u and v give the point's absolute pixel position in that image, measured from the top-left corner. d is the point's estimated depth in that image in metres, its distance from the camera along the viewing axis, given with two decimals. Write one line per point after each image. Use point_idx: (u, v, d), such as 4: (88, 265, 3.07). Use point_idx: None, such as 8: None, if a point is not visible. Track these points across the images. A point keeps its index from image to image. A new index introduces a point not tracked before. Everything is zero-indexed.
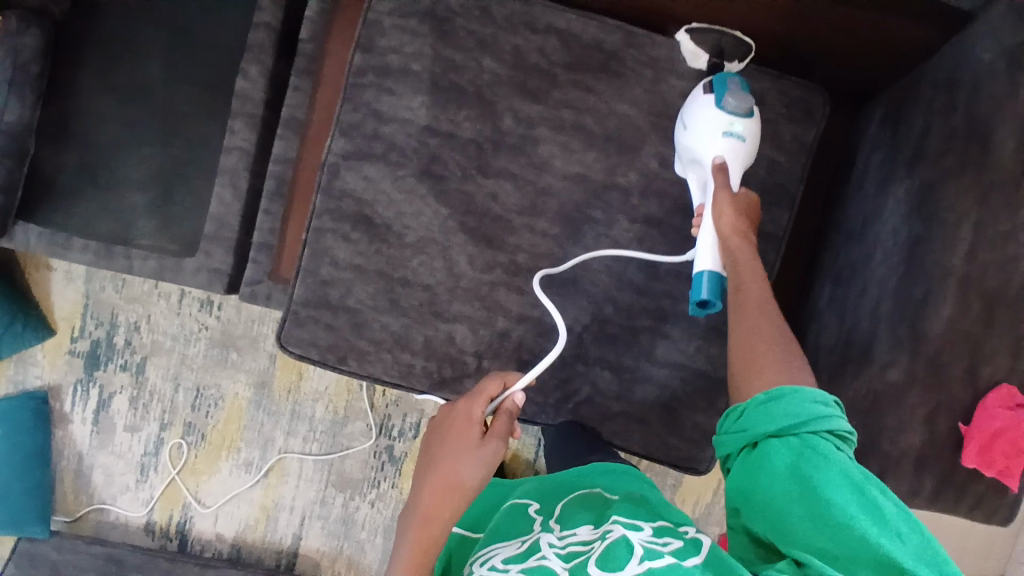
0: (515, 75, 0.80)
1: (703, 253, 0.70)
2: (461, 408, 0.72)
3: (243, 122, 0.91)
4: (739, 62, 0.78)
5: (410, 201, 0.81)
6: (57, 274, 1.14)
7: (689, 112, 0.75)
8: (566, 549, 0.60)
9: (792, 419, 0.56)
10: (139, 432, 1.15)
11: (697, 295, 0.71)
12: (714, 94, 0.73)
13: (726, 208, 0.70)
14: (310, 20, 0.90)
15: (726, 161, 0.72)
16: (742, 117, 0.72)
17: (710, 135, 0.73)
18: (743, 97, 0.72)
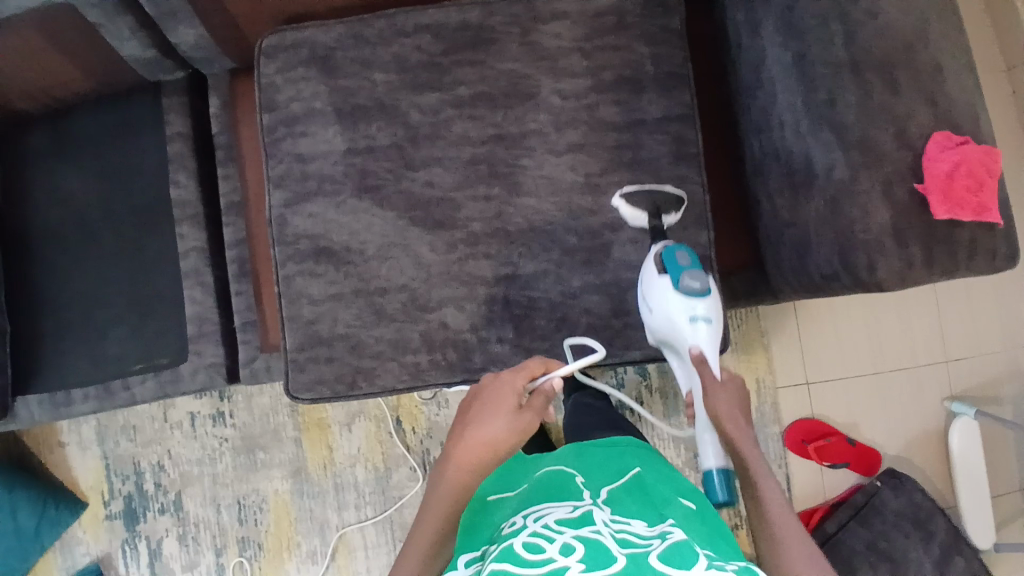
0: (405, 77, 0.87)
1: (705, 453, 0.76)
2: (499, 383, 0.69)
3: (190, 224, 0.97)
4: (676, 212, 0.84)
5: (358, 219, 0.85)
6: (71, 447, 1.15)
7: (651, 294, 0.78)
8: (621, 534, 0.59)
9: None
10: (198, 568, 1.13)
11: (714, 497, 0.76)
12: (667, 275, 0.77)
13: (719, 394, 0.72)
14: (216, 116, 0.98)
15: (702, 347, 0.75)
16: (701, 296, 0.76)
17: (679, 324, 0.76)
18: (696, 275, 0.75)
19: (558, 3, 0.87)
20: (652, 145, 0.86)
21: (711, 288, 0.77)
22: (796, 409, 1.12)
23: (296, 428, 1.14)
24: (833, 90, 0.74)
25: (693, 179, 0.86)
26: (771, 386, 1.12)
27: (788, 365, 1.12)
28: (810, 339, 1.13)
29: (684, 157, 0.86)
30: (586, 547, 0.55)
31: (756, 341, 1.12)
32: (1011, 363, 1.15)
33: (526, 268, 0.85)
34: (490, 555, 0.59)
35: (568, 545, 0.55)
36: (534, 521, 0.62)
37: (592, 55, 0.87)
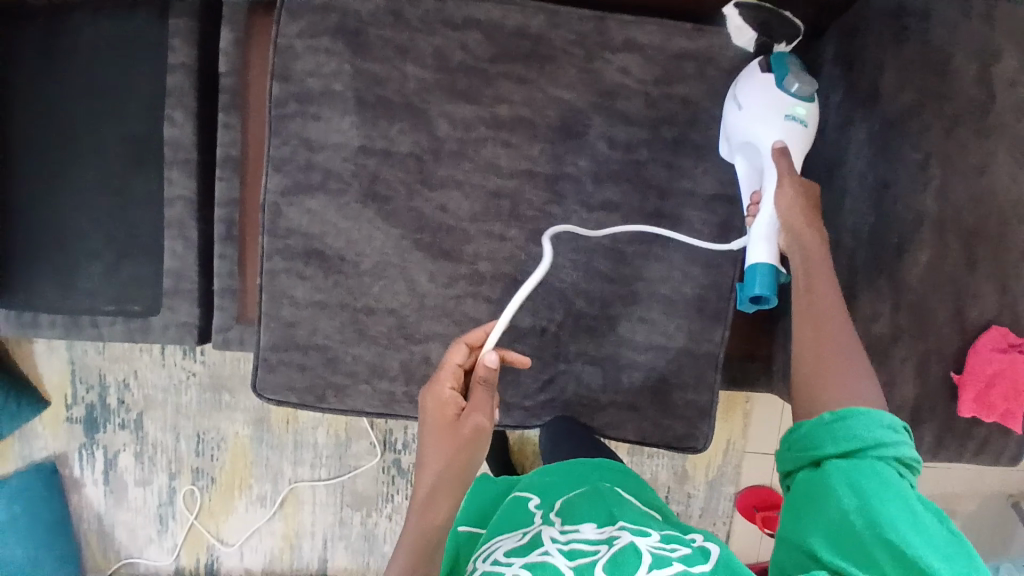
0: (442, 78, 0.76)
1: (757, 245, 0.63)
2: (436, 391, 0.67)
3: (180, 169, 0.88)
4: (787, 46, 0.70)
5: (358, 227, 0.78)
6: (39, 346, 1.14)
7: (743, 91, 0.67)
8: (570, 545, 0.59)
9: (858, 436, 0.49)
10: (151, 485, 1.17)
11: (749, 291, 0.64)
12: (772, 73, 0.66)
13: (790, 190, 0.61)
14: (226, 52, 0.87)
15: (785, 145, 0.64)
16: (805, 100, 0.65)
17: (767, 118, 0.65)
18: (806, 78, 0.65)
19: (634, 31, 0.74)
20: (694, 222, 0.77)
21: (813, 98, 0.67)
22: (756, 475, 1.14)
23: None
24: (906, 239, 0.65)
25: (726, 269, 0.78)
26: (740, 449, 1.13)
27: (762, 433, 1.13)
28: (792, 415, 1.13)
29: (725, 243, 0.77)
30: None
31: (738, 404, 1.12)
32: (977, 485, 1.15)
33: (525, 322, 0.79)
34: None
35: None
36: (485, 560, 0.62)
37: (655, 103, 0.75)
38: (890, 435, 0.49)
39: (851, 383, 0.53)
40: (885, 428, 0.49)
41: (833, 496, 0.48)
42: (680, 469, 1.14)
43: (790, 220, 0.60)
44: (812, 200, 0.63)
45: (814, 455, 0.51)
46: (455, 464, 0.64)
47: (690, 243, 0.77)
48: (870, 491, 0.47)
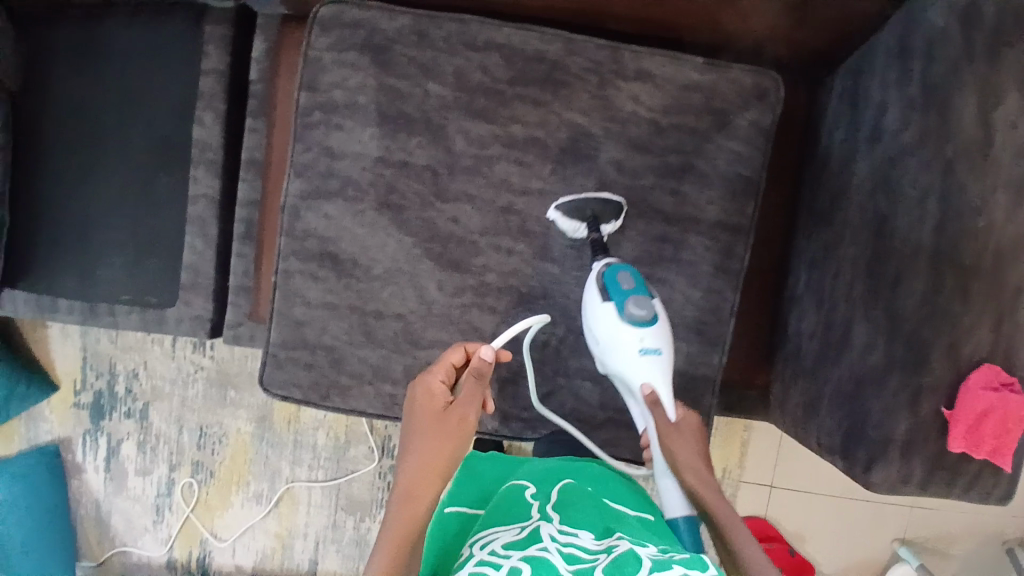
0: (461, 97, 0.79)
1: (673, 502, 0.72)
2: (425, 383, 0.72)
3: (205, 169, 0.92)
4: (615, 221, 0.78)
5: (372, 234, 0.81)
6: (53, 331, 1.17)
7: (592, 317, 0.74)
8: (568, 548, 0.58)
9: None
10: (151, 475, 1.19)
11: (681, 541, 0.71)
12: (611, 298, 0.72)
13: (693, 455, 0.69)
14: (257, 60, 0.91)
15: (655, 385, 0.71)
16: (648, 325, 0.71)
17: (631, 359, 0.71)
18: (642, 301, 0.71)
19: (647, 63, 0.77)
20: (697, 248, 0.79)
21: (659, 314, 0.73)
22: (751, 505, 1.13)
23: None
24: (902, 275, 0.67)
25: (725, 296, 0.80)
26: (735, 478, 1.12)
27: (758, 464, 1.12)
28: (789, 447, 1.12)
29: (725, 270, 0.80)
30: (531, 569, 0.54)
31: (737, 432, 1.11)
32: (972, 528, 1.14)
33: (527, 335, 0.81)
34: None
35: (515, 568, 0.54)
36: (479, 548, 0.60)
37: (664, 132, 0.78)
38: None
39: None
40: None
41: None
42: None
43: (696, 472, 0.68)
44: (695, 433, 0.74)
45: None
46: (442, 453, 0.69)
47: (692, 269, 0.80)
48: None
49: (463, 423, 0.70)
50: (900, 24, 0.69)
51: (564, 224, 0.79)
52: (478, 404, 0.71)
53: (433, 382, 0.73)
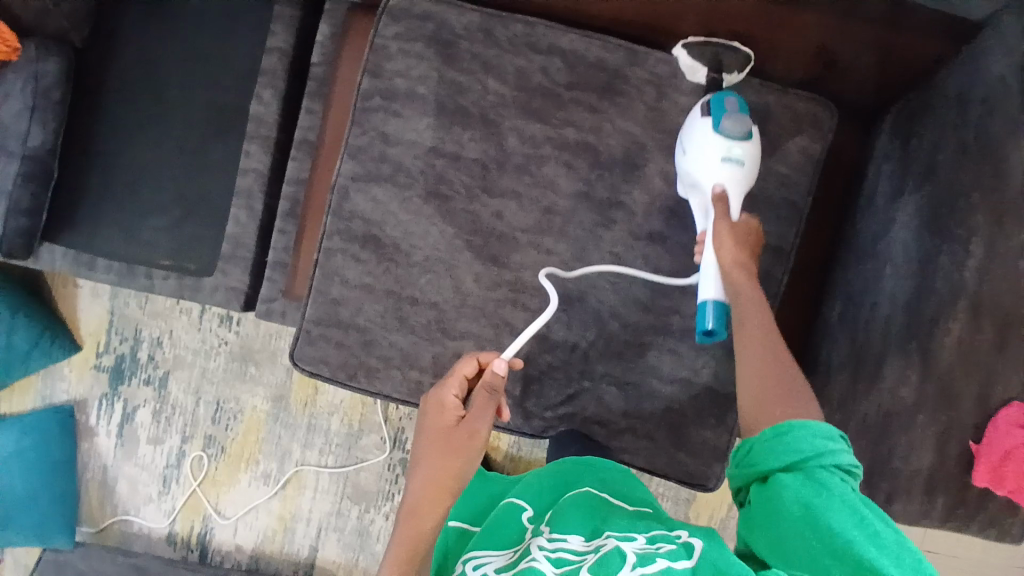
0: (519, 97, 0.81)
1: (706, 283, 0.71)
2: (438, 396, 0.74)
3: (258, 144, 0.94)
4: (739, 72, 0.77)
5: (417, 221, 0.82)
6: (83, 291, 1.19)
7: (688, 138, 0.74)
8: (557, 553, 0.62)
9: (800, 449, 0.55)
10: (162, 444, 1.19)
11: (702, 324, 0.71)
12: (710, 117, 0.73)
13: (728, 242, 0.69)
14: (321, 45, 0.94)
15: (725, 187, 0.72)
16: (740, 141, 0.72)
17: (707, 162, 0.72)
18: (739, 120, 0.71)
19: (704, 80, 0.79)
20: None
21: (752, 137, 0.73)
22: None
23: None
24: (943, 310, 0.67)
25: None
26: None
27: None
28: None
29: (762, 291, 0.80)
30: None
31: None
32: (982, 569, 1.14)
33: (558, 335, 0.82)
34: None
35: None
36: (474, 571, 0.66)
37: None
38: (833, 443, 0.55)
39: (794, 396, 0.62)
40: (830, 439, 0.55)
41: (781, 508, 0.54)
42: (683, 517, 1.13)
43: (733, 273, 0.69)
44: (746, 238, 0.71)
45: (760, 470, 0.57)
46: (451, 469, 0.71)
47: None
48: (816, 514, 0.52)
49: (472, 438, 0.72)
50: (959, 65, 0.70)
51: (684, 62, 0.78)
52: (489, 419, 0.72)
53: (445, 394, 0.74)
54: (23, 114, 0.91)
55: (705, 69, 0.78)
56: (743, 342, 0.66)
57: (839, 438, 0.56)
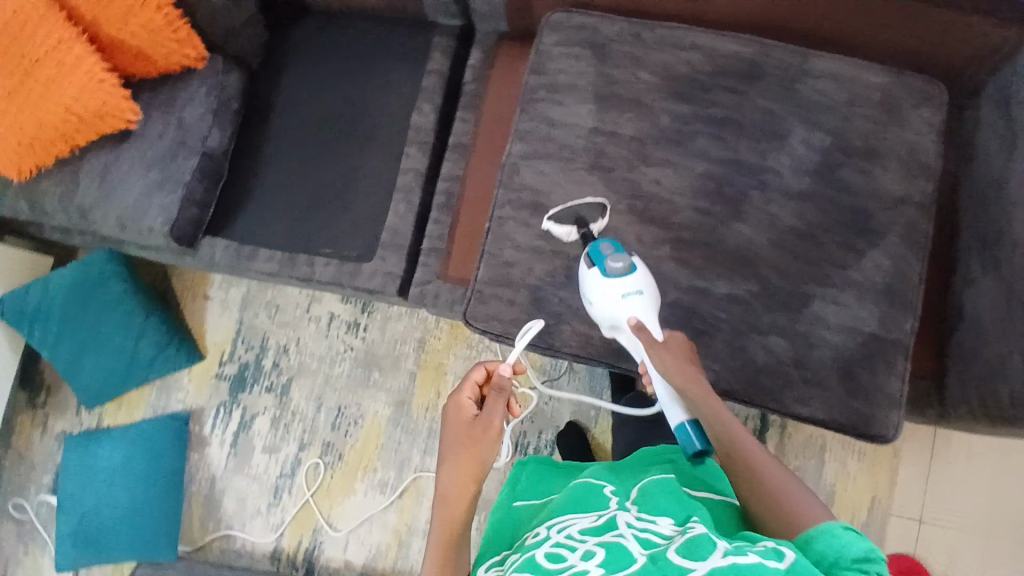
0: (668, 83, 0.91)
1: (672, 410, 0.75)
2: (454, 400, 0.79)
3: (418, 147, 1.05)
4: (603, 218, 0.88)
5: (582, 189, 0.89)
6: (212, 303, 1.24)
7: (585, 288, 0.81)
8: (644, 534, 0.62)
9: (815, 556, 0.55)
10: (278, 453, 1.17)
11: (691, 447, 0.74)
12: (595, 265, 0.79)
13: (666, 362, 0.73)
14: (474, 67, 1.07)
15: (639, 317, 0.77)
16: (628, 274, 0.78)
17: (612, 301, 0.78)
18: (619, 257, 0.78)
19: (832, 66, 0.89)
20: (885, 219, 0.85)
21: (638, 265, 0.79)
22: (901, 541, 1.14)
23: (416, 363, 1.19)
24: None
25: (913, 267, 0.84)
26: (885, 509, 1.15)
27: (907, 492, 1.16)
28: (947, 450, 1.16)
29: (912, 241, 0.84)
30: (605, 551, 0.59)
31: (884, 459, 1.17)
32: None
33: (721, 290, 0.84)
34: (516, 561, 0.66)
35: (589, 550, 0.60)
36: (559, 531, 0.67)
37: (848, 119, 0.88)
38: (841, 538, 0.55)
39: (799, 509, 0.63)
40: (836, 536, 0.55)
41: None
42: None
43: (677, 381, 0.73)
44: (688, 354, 0.76)
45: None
46: (473, 460, 0.76)
47: (882, 237, 0.84)
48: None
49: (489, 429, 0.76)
50: None
51: (559, 231, 0.87)
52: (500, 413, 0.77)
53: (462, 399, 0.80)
54: (207, 121, 1.02)
55: (577, 228, 0.87)
56: (729, 459, 0.69)
57: (845, 530, 0.56)
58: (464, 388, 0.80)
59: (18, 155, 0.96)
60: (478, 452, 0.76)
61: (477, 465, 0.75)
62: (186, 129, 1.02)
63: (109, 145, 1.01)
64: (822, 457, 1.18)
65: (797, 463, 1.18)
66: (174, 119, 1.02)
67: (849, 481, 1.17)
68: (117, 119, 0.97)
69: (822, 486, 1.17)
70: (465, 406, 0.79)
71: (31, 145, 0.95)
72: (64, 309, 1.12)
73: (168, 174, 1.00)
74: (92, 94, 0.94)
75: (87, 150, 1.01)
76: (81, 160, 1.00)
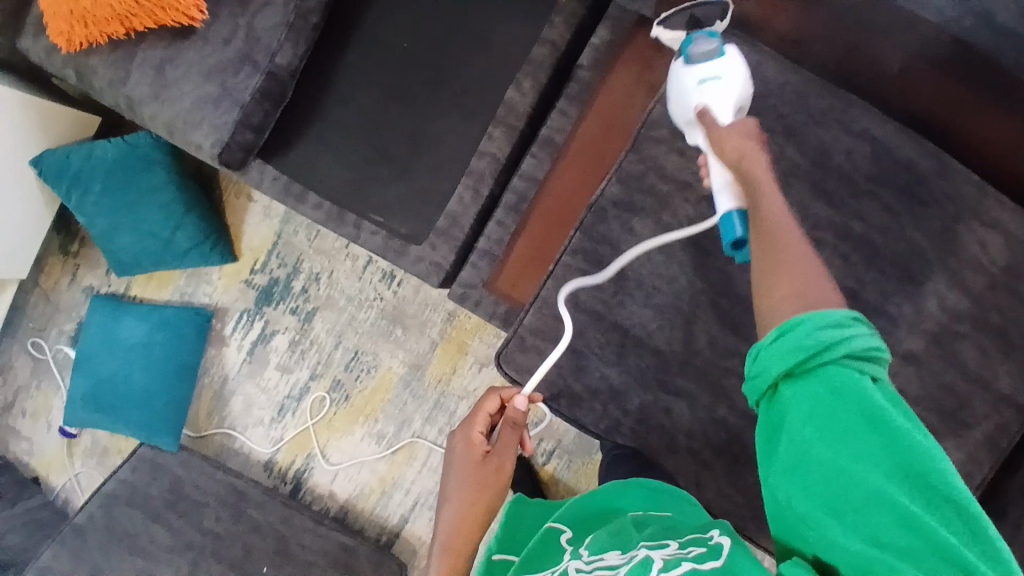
0: (815, 173, 0.74)
1: (717, 192, 0.61)
2: (466, 433, 0.79)
3: (503, 131, 0.90)
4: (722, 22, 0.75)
5: (668, 264, 0.77)
6: (255, 206, 1.18)
7: (667, 79, 0.71)
8: (595, 569, 0.54)
9: (805, 346, 0.47)
10: (289, 374, 1.19)
11: (729, 234, 0.60)
12: (680, 55, 0.69)
13: (722, 135, 0.60)
14: (595, 49, 0.87)
15: (710, 103, 0.65)
16: (714, 59, 0.67)
17: (684, 85, 0.68)
18: (706, 40, 0.67)
19: (1009, 216, 0.73)
20: (979, 411, 0.73)
21: (731, 52, 0.67)
22: None
23: (440, 334, 1.14)
24: None
25: (979, 470, 0.74)
26: None
27: None
28: None
29: (993, 443, 0.74)
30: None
31: None
32: None
33: None
34: None
35: None
36: None
37: (996, 289, 0.73)
38: (847, 331, 0.48)
39: (820, 295, 0.50)
40: (838, 327, 0.47)
41: (783, 422, 0.49)
42: None
43: (727, 153, 0.59)
44: (755, 137, 0.59)
45: (769, 380, 0.50)
46: (481, 498, 0.76)
47: (968, 427, 0.73)
48: (828, 437, 0.46)
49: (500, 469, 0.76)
50: None
51: (666, 36, 0.76)
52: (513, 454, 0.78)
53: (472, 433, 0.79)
54: (280, 33, 0.88)
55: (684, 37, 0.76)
56: (761, 245, 0.54)
57: (853, 322, 0.48)
58: (477, 421, 0.79)
59: (69, 25, 0.86)
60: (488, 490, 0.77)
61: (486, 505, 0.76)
62: (255, 38, 0.88)
63: (167, 36, 0.87)
64: None
65: None
66: (243, 23, 0.88)
67: None
68: (177, 13, 0.85)
69: None
70: (477, 443, 0.78)
71: (83, 18, 0.85)
72: (101, 179, 1.06)
73: (226, 90, 0.88)
74: None
75: (143, 35, 0.88)
76: (136, 45, 0.88)
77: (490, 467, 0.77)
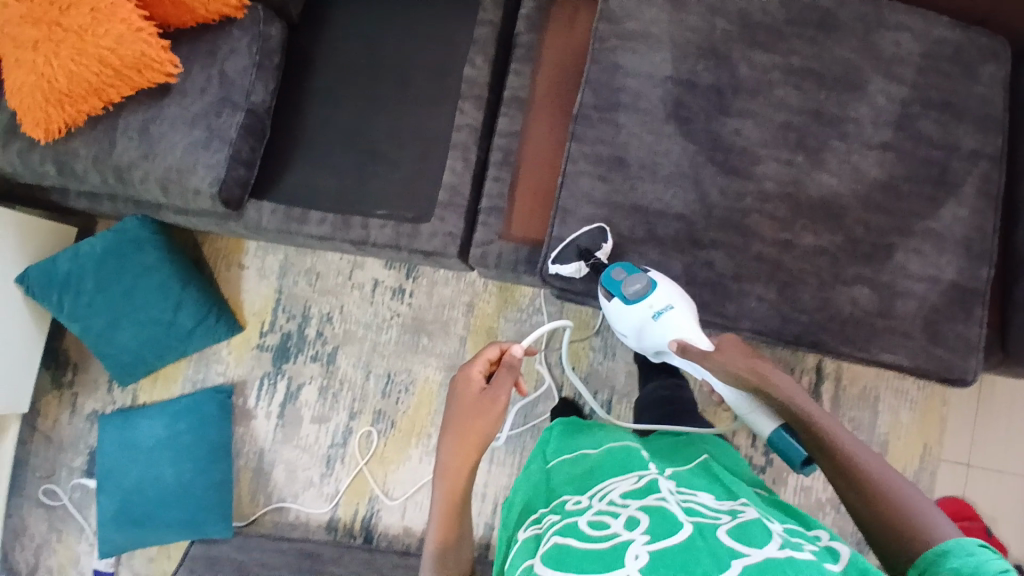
0: (746, 30, 0.87)
1: (760, 419, 0.76)
2: (463, 372, 0.75)
3: (473, 102, 0.99)
4: (608, 245, 0.84)
5: (660, 140, 0.86)
6: (249, 272, 1.19)
7: (618, 317, 0.83)
8: (690, 502, 0.57)
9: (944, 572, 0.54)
10: (327, 423, 1.15)
11: (795, 456, 0.72)
12: (614, 295, 0.81)
13: (723, 351, 0.74)
14: (527, 17, 1.00)
15: (678, 334, 0.78)
16: (650, 293, 0.79)
17: (645, 322, 0.80)
18: (635, 279, 0.80)
19: (908, 15, 0.88)
20: (960, 169, 0.85)
21: (657, 278, 0.80)
22: (946, 487, 1.11)
23: (465, 327, 1.16)
24: None
25: (984, 215, 0.85)
26: (935, 457, 1.11)
27: (955, 437, 1.12)
28: (989, 397, 1.12)
29: (987, 191, 0.85)
30: (650, 517, 0.54)
31: (934, 408, 1.12)
32: None
33: (805, 242, 0.84)
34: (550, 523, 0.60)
35: (634, 520, 0.55)
36: (597, 498, 0.61)
37: (923, 71, 0.87)
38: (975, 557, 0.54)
39: (897, 491, 0.62)
40: (972, 554, 0.54)
41: None
42: None
43: (742, 376, 0.73)
44: (744, 349, 0.75)
45: None
46: (475, 433, 0.71)
47: (960, 186, 0.85)
48: None
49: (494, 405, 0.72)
50: None
51: (565, 270, 0.84)
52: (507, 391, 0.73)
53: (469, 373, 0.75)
54: (250, 74, 0.96)
55: (583, 262, 0.84)
56: (828, 462, 0.67)
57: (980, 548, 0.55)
58: (476, 362, 0.75)
59: (44, 112, 0.89)
60: (482, 424, 0.72)
61: (479, 439, 0.71)
62: (228, 83, 0.95)
63: (147, 100, 0.94)
64: (876, 408, 1.13)
65: (852, 416, 1.13)
66: (215, 72, 0.96)
67: (901, 432, 1.12)
68: (155, 71, 0.92)
69: (876, 436, 1.12)
70: (474, 380, 0.74)
71: (59, 100, 0.89)
72: (92, 279, 1.06)
73: (213, 131, 0.94)
74: (129, 42, 0.88)
75: (121, 106, 0.94)
76: (115, 117, 0.94)
77: (484, 402, 0.72)
